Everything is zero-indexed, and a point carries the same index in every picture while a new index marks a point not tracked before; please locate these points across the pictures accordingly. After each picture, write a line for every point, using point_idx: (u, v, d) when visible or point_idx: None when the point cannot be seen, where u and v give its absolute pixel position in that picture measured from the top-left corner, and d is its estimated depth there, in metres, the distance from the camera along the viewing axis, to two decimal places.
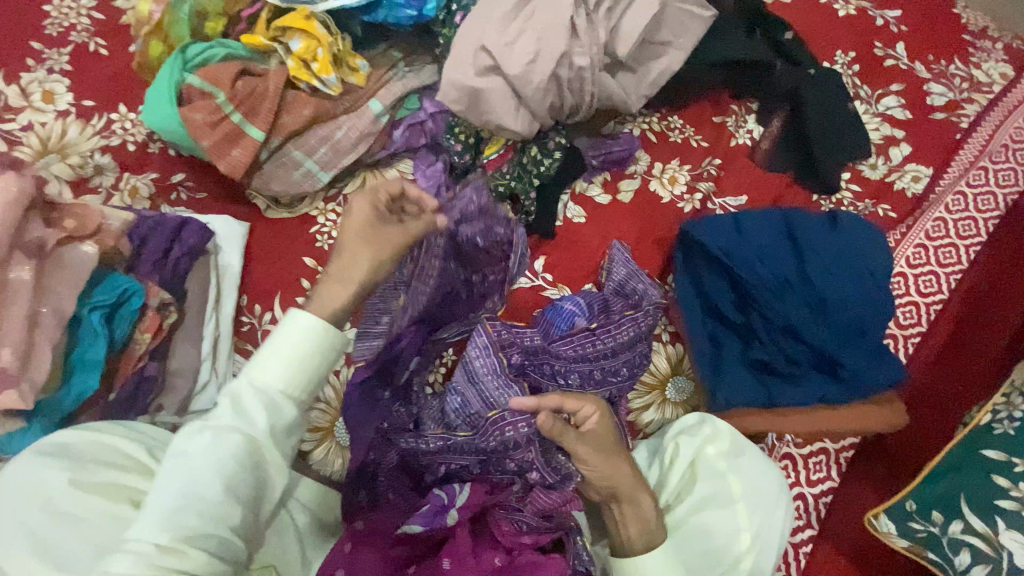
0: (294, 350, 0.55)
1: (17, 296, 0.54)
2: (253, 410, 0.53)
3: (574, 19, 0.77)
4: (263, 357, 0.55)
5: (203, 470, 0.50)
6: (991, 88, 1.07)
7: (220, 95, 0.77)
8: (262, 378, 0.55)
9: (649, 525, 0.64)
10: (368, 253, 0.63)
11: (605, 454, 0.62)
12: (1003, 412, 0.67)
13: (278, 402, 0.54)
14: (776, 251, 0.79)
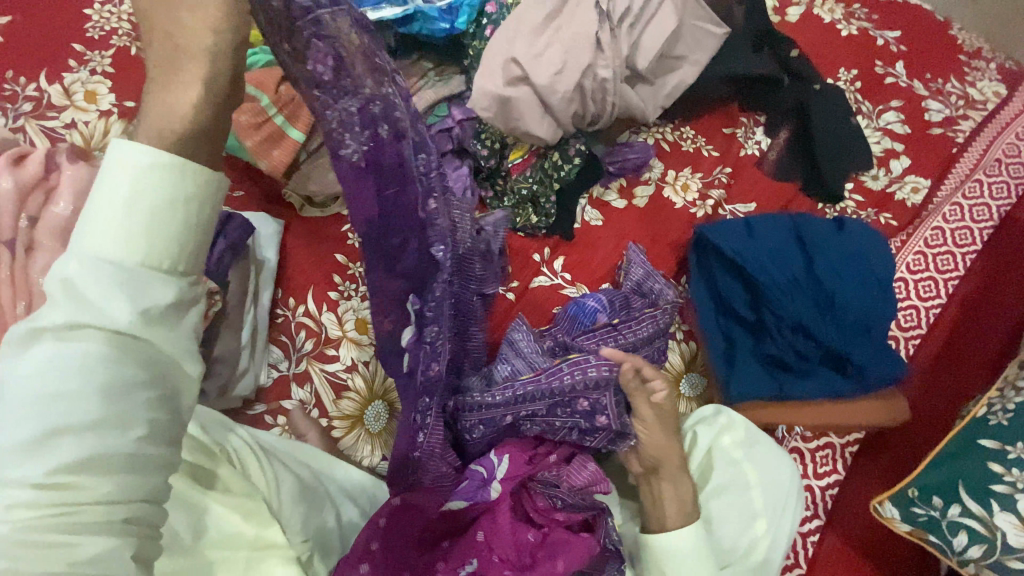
0: (135, 202, 0.40)
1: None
2: (98, 292, 0.39)
3: (599, 34, 0.82)
4: (94, 222, 0.40)
5: (53, 387, 0.37)
6: (985, 105, 1.13)
7: (264, 98, 0.82)
8: (99, 249, 0.40)
9: (683, 508, 0.68)
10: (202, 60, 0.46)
11: (665, 427, 0.71)
12: (997, 404, 0.71)
13: (136, 276, 0.40)
14: (786, 253, 0.84)
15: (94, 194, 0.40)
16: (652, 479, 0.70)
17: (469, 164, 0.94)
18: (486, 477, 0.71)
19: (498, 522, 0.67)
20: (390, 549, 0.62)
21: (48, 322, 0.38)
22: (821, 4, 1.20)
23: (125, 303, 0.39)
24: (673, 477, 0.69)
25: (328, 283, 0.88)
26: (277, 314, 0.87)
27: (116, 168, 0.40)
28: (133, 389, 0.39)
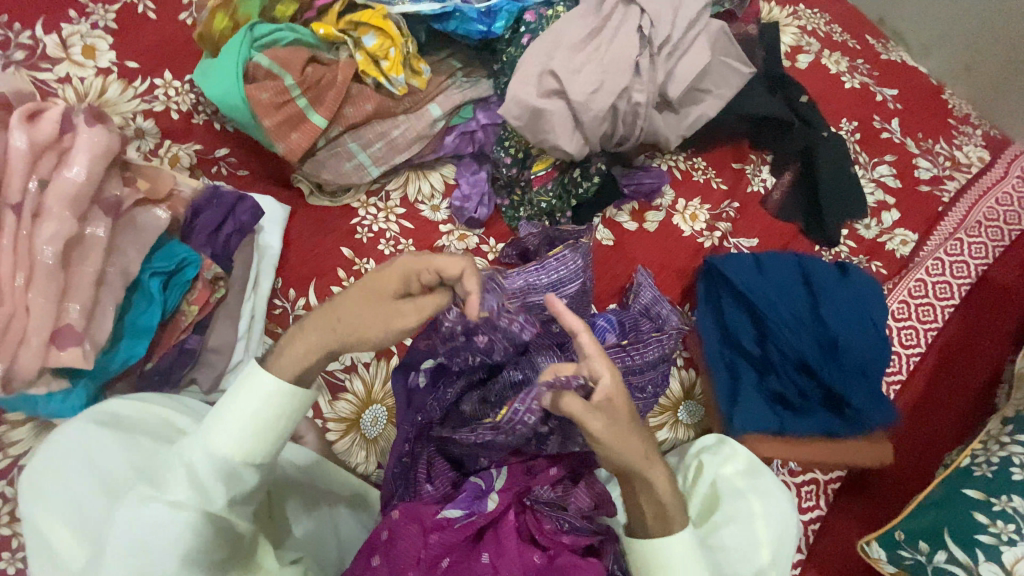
0: (257, 416, 0.52)
1: (92, 249, 0.59)
2: (211, 481, 0.50)
3: (638, 59, 0.82)
4: (224, 419, 0.52)
5: (157, 542, 0.47)
6: (970, 168, 1.20)
7: (288, 78, 0.78)
8: (218, 442, 0.51)
9: (655, 506, 0.60)
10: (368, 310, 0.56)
11: (618, 430, 0.56)
12: (981, 457, 0.78)
13: (238, 471, 0.52)
14: (792, 291, 0.87)
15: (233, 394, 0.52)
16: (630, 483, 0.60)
17: (486, 171, 0.93)
18: (483, 489, 0.71)
19: (501, 541, 0.67)
20: (394, 566, 0.63)
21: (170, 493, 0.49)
22: (829, 55, 1.26)
23: (224, 494, 0.51)
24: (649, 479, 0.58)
25: (331, 276, 0.83)
26: (275, 305, 0.81)
27: (256, 384, 0.52)
28: (203, 554, 0.50)
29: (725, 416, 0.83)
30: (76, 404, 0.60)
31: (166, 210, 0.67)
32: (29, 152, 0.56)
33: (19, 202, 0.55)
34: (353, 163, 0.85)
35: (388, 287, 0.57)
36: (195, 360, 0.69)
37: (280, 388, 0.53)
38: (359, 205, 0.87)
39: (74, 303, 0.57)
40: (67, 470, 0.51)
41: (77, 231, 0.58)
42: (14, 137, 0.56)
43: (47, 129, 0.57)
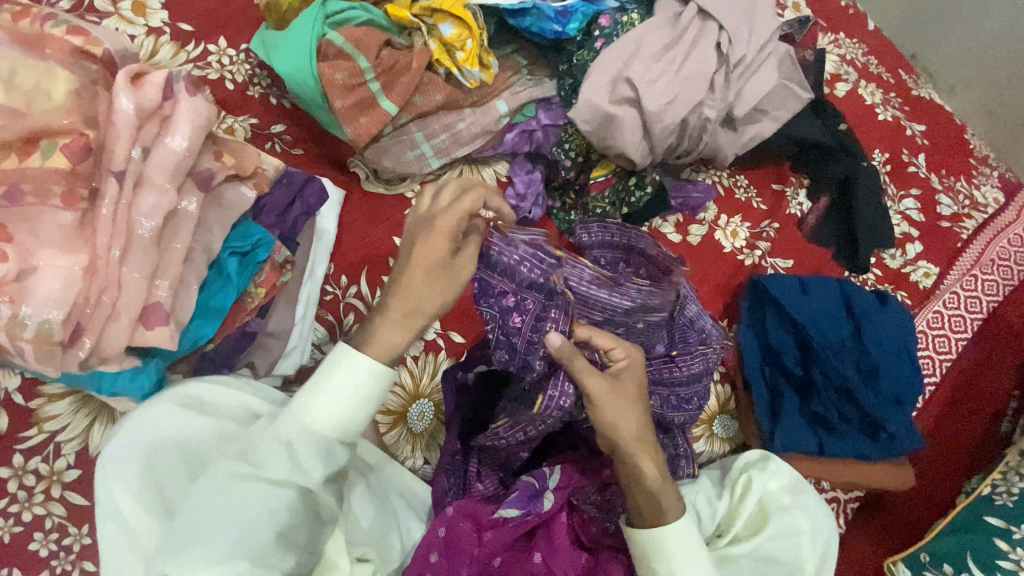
0: (350, 398, 0.52)
1: (184, 226, 0.57)
2: (309, 457, 0.50)
3: (714, 76, 0.85)
4: (310, 400, 0.52)
5: (255, 518, 0.47)
6: (986, 210, 1.18)
7: (362, 59, 0.75)
8: (315, 419, 0.51)
9: (648, 491, 0.59)
10: (439, 286, 0.57)
11: (617, 397, 0.59)
12: (1001, 486, 0.83)
13: (334, 447, 0.52)
14: (834, 315, 0.90)
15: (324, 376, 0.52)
16: (622, 465, 0.60)
17: (540, 171, 0.92)
18: (538, 488, 0.66)
19: (553, 542, 0.66)
20: (450, 562, 0.61)
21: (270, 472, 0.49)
22: (865, 86, 1.22)
23: (321, 470, 0.50)
24: (637, 455, 0.60)
25: (383, 266, 0.80)
26: (326, 291, 0.79)
27: (350, 364, 0.53)
28: (298, 531, 0.49)
29: (765, 433, 0.85)
30: (144, 383, 0.59)
31: (253, 188, 0.66)
32: (136, 117, 0.53)
33: (122, 170, 0.52)
34: (415, 153, 0.83)
35: (439, 247, 0.57)
36: (253, 344, 0.69)
37: (375, 370, 0.54)
38: (413, 195, 0.85)
39: (164, 280, 0.55)
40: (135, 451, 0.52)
41: (175, 204, 0.56)
42: (122, 100, 0.52)
43: (153, 95, 0.54)
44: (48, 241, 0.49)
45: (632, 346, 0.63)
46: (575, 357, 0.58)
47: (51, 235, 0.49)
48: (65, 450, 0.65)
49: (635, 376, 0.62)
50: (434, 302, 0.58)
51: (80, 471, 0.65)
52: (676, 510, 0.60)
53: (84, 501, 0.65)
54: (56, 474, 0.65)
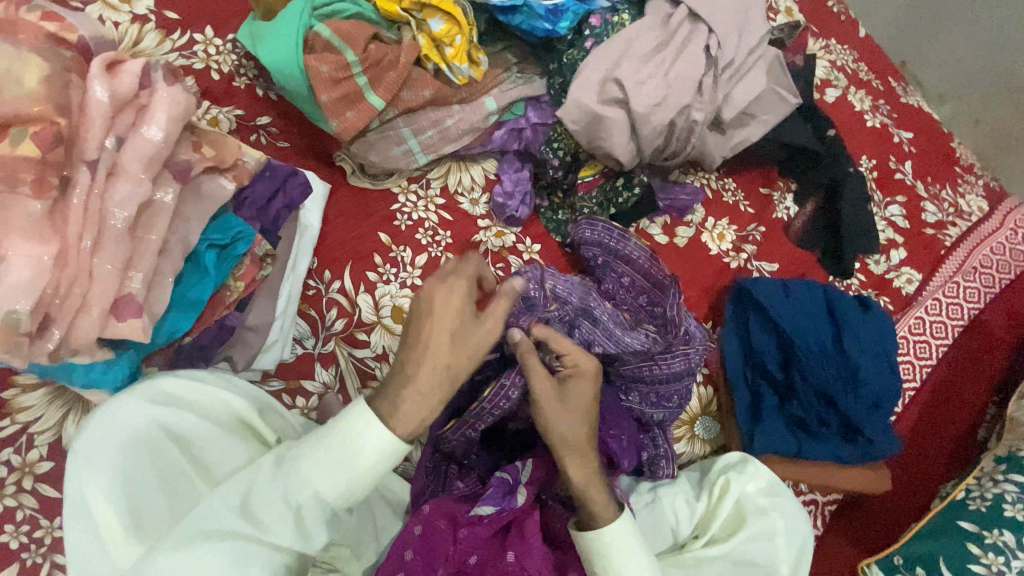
0: (365, 473, 0.52)
1: (159, 217, 0.56)
2: (313, 524, 0.51)
3: (703, 78, 0.85)
4: (319, 465, 0.51)
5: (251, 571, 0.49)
6: (970, 218, 1.19)
7: (350, 52, 0.75)
8: (327, 490, 0.50)
9: (573, 490, 0.61)
10: (460, 350, 0.56)
11: (558, 403, 0.60)
12: (975, 491, 0.84)
13: (336, 514, 0.52)
14: (817, 319, 0.91)
15: (341, 443, 0.51)
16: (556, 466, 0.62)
17: (529, 170, 0.92)
18: (511, 483, 0.66)
19: (527, 539, 0.63)
20: (426, 560, 0.60)
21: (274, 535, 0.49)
22: (855, 93, 1.23)
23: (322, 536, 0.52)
24: (565, 456, 0.60)
25: (367, 262, 0.80)
26: (309, 287, 0.78)
27: (374, 441, 0.51)
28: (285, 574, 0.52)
29: (745, 435, 0.85)
30: (117, 376, 0.58)
31: (232, 180, 0.65)
32: (111, 105, 0.52)
33: (95, 159, 0.52)
34: (402, 149, 0.82)
35: (463, 313, 0.58)
36: (232, 338, 0.69)
37: (396, 447, 0.53)
38: (400, 191, 0.85)
39: (138, 272, 0.54)
40: (114, 456, 0.50)
41: (150, 194, 0.55)
42: (97, 87, 0.51)
43: (130, 83, 0.53)
44: (16, 229, 0.48)
45: (585, 355, 0.64)
46: (528, 354, 0.61)
47: (19, 224, 0.48)
48: (38, 441, 0.64)
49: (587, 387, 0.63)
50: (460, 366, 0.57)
51: (53, 463, 0.64)
52: (604, 513, 0.59)
53: (57, 493, 0.63)
54: (28, 466, 0.63)
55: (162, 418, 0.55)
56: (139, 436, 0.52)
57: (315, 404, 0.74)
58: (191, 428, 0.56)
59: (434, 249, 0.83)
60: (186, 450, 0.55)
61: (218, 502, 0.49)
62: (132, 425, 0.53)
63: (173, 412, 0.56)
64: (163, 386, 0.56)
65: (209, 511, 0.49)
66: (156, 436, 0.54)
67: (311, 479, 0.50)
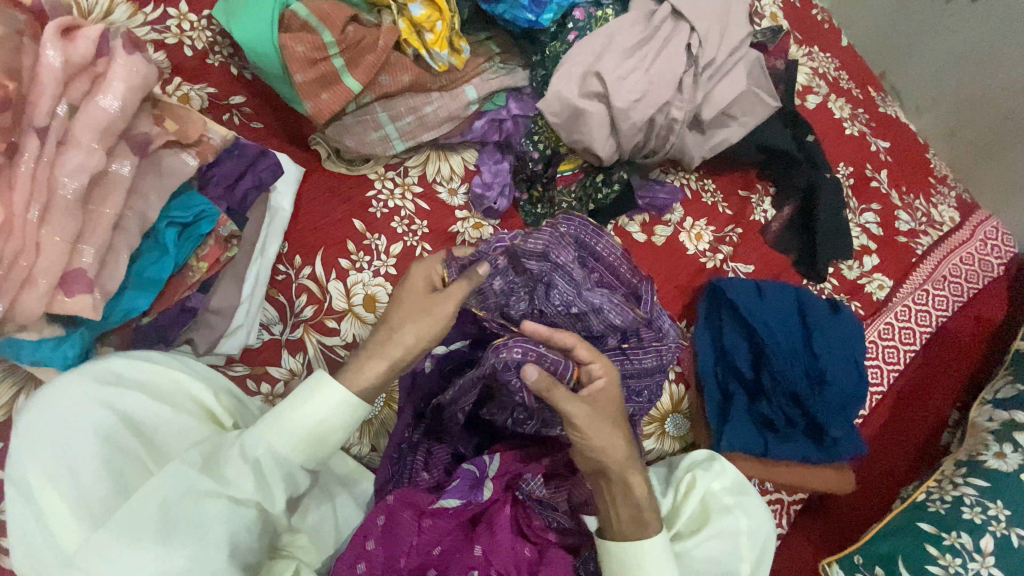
0: (320, 427, 0.54)
1: (114, 189, 0.54)
2: (273, 478, 0.51)
3: (683, 76, 0.85)
4: (283, 421, 0.53)
5: (217, 535, 0.48)
6: (943, 227, 1.20)
7: (327, 34, 0.73)
8: (284, 446, 0.52)
9: (630, 503, 0.62)
10: (414, 325, 0.61)
11: (603, 424, 0.61)
12: (935, 494, 0.85)
13: (296, 473, 0.54)
14: (788, 320, 0.92)
15: (306, 399, 0.54)
16: (610, 484, 0.63)
17: (509, 161, 0.91)
18: (478, 476, 0.65)
19: (496, 535, 0.62)
20: (391, 554, 0.60)
21: (239, 490, 0.49)
22: (835, 100, 1.24)
23: (284, 494, 0.52)
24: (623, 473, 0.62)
25: (340, 249, 0.79)
26: (279, 271, 0.77)
27: (330, 394, 0.55)
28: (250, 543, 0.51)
29: (714, 435, 0.87)
30: (68, 353, 0.56)
31: (197, 156, 0.63)
32: (65, 71, 0.51)
33: (46, 125, 0.50)
34: (379, 134, 0.81)
35: (417, 288, 0.64)
36: (195, 320, 0.68)
37: (346, 399, 0.55)
38: (376, 177, 0.84)
39: (88, 245, 0.53)
40: (60, 439, 0.48)
41: (105, 165, 0.53)
42: (49, 51, 0.50)
43: (86, 50, 0.52)
44: None
45: (610, 364, 0.63)
46: (553, 388, 0.59)
47: None
48: None
49: (614, 399, 0.63)
50: (410, 343, 0.61)
51: (3, 443, 0.61)
52: (656, 523, 0.62)
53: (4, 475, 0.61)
54: None
55: (112, 396, 0.52)
56: (86, 417, 0.50)
57: (281, 391, 0.73)
58: (144, 410, 0.53)
59: (409, 239, 0.82)
60: (140, 433, 0.52)
61: (175, 468, 0.49)
62: (78, 406, 0.50)
63: (126, 393, 0.53)
64: (113, 364, 0.54)
65: (166, 481, 0.48)
66: (105, 418, 0.50)
67: (268, 436, 0.52)
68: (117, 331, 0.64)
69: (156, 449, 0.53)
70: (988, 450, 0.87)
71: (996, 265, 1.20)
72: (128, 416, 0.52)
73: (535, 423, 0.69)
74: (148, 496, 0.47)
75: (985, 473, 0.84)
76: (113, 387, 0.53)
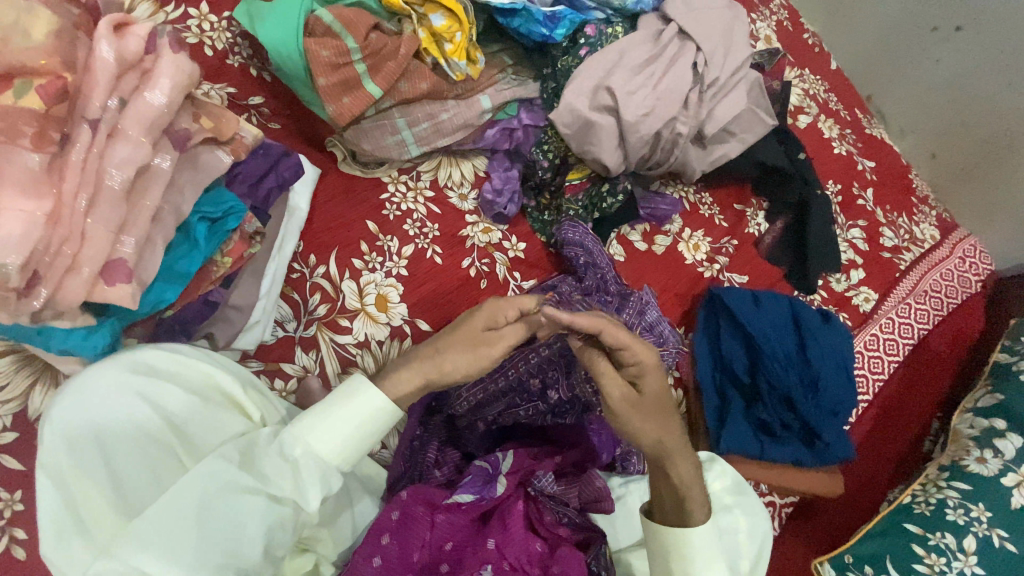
0: (360, 426, 0.56)
1: (155, 182, 0.56)
2: (309, 479, 0.52)
3: (688, 94, 0.90)
4: (321, 424, 0.54)
5: (250, 531, 0.49)
6: (924, 245, 1.26)
7: (350, 39, 0.75)
8: (322, 446, 0.54)
9: (674, 487, 0.64)
10: (463, 359, 0.61)
11: (641, 411, 0.63)
12: (920, 497, 0.89)
13: (331, 474, 0.54)
14: (782, 328, 0.96)
15: (341, 407, 0.55)
16: (656, 469, 0.65)
17: (518, 169, 0.94)
18: (491, 473, 0.67)
19: (508, 528, 0.64)
20: (407, 548, 0.60)
21: (276, 489, 0.51)
22: (824, 121, 1.29)
23: (320, 494, 0.52)
24: (669, 460, 0.64)
25: (354, 249, 0.80)
26: (293, 270, 0.78)
27: (363, 400, 0.56)
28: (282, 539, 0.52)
29: (713, 437, 0.90)
30: (98, 343, 0.57)
31: (229, 154, 0.65)
32: (117, 66, 0.53)
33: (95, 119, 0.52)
34: (396, 139, 0.83)
35: (475, 326, 0.63)
36: (215, 314, 0.69)
37: (384, 408, 0.57)
38: (390, 180, 0.86)
39: (130, 236, 0.54)
40: (96, 433, 0.50)
41: (149, 158, 0.55)
42: (103, 46, 0.52)
43: (136, 46, 0.54)
44: (12, 182, 0.47)
45: (643, 351, 0.63)
46: (593, 359, 0.62)
47: (17, 178, 0.47)
48: (2, 410, 0.61)
49: (657, 386, 0.64)
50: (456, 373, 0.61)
51: (17, 434, 0.61)
52: (703, 512, 0.64)
53: (19, 466, 0.60)
54: None
55: (144, 390, 0.54)
56: (122, 412, 0.52)
57: (294, 387, 0.74)
58: (176, 401, 0.55)
59: (421, 241, 0.84)
60: (172, 424, 0.54)
61: (213, 462, 0.50)
62: (114, 402, 0.52)
63: (158, 383, 0.55)
64: (144, 357, 0.56)
65: (204, 478, 0.49)
66: (138, 410, 0.53)
67: (303, 436, 0.53)
68: (140, 323, 0.65)
69: (187, 438, 0.55)
70: (971, 455, 0.91)
71: (974, 281, 1.25)
72: (162, 407, 0.54)
73: (575, 415, 0.75)
74: (184, 490, 0.48)
75: (967, 476, 0.88)
76: (145, 381, 0.54)
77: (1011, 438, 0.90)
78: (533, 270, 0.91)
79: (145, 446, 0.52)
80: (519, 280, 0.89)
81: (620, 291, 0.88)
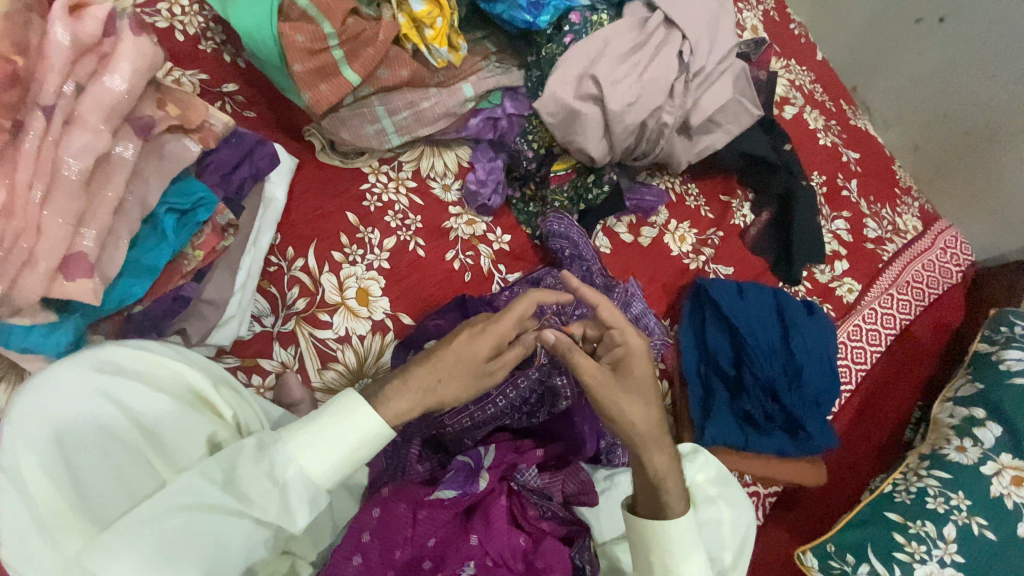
0: (356, 449, 0.52)
1: (117, 172, 0.55)
2: (296, 502, 0.50)
3: (674, 83, 0.89)
4: (317, 443, 0.51)
5: (230, 542, 0.49)
6: (907, 236, 1.27)
7: (326, 24, 0.73)
8: (314, 466, 0.51)
9: (650, 478, 0.64)
10: (455, 368, 0.59)
11: (624, 390, 0.64)
12: (901, 485, 0.90)
13: (318, 494, 0.52)
14: (765, 320, 0.96)
15: (339, 427, 0.52)
16: (632, 459, 0.64)
17: (502, 160, 0.92)
18: (474, 467, 0.67)
19: (492, 524, 0.63)
20: (385, 548, 0.59)
21: (260, 512, 0.50)
22: (810, 112, 1.29)
23: (307, 517, 0.51)
24: (644, 448, 0.63)
25: (333, 241, 0.78)
26: (270, 263, 0.76)
27: (363, 418, 0.53)
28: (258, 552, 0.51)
29: (697, 428, 0.90)
30: (60, 341, 0.56)
31: (198, 143, 0.62)
32: (72, 50, 0.50)
33: (50, 105, 0.50)
34: (375, 128, 0.81)
35: (471, 346, 0.60)
36: (186, 310, 0.67)
37: (381, 433, 0.54)
38: (370, 170, 0.84)
39: (90, 229, 0.52)
40: (59, 435, 0.49)
41: (110, 147, 0.53)
42: (57, 29, 0.50)
43: (94, 29, 0.51)
44: None
45: (630, 332, 0.65)
46: (572, 349, 0.62)
47: None
48: None
49: (643, 371, 0.65)
50: (453, 394, 0.59)
51: None
52: (678, 504, 0.63)
53: None
54: None
55: (110, 389, 0.52)
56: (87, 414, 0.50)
57: (271, 383, 0.72)
58: (144, 401, 0.54)
59: (403, 233, 0.82)
60: (139, 426, 0.53)
61: (195, 480, 0.49)
62: (79, 402, 0.50)
63: (125, 382, 0.53)
64: (110, 355, 0.54)
65: (187, 492, 0.48)
66: (105, 411, 0.51)
67: (297, 457, 0.50)
68: (108, 318, 0.63)
69: (157, 440, 0.54)
70: (950, 444, 0.92)
71: (956, 272, 1.26)
72: (128, 407, 0.53)
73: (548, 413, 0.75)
74: (164, 504, 0.48)
75: (946, 465, 0.89)
76: (110, 379, 0.53)
77: (990, 427, 0.91)
78: (519, 262, 0.90)
79: (112, 450, 0.51)
80: (505, 273, 0.88)
81: (606, 281, 0.88)
